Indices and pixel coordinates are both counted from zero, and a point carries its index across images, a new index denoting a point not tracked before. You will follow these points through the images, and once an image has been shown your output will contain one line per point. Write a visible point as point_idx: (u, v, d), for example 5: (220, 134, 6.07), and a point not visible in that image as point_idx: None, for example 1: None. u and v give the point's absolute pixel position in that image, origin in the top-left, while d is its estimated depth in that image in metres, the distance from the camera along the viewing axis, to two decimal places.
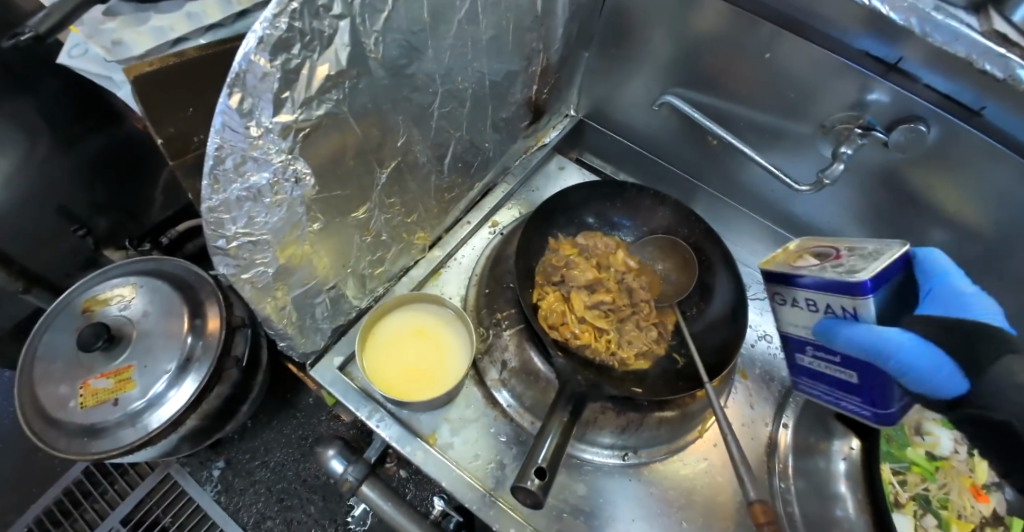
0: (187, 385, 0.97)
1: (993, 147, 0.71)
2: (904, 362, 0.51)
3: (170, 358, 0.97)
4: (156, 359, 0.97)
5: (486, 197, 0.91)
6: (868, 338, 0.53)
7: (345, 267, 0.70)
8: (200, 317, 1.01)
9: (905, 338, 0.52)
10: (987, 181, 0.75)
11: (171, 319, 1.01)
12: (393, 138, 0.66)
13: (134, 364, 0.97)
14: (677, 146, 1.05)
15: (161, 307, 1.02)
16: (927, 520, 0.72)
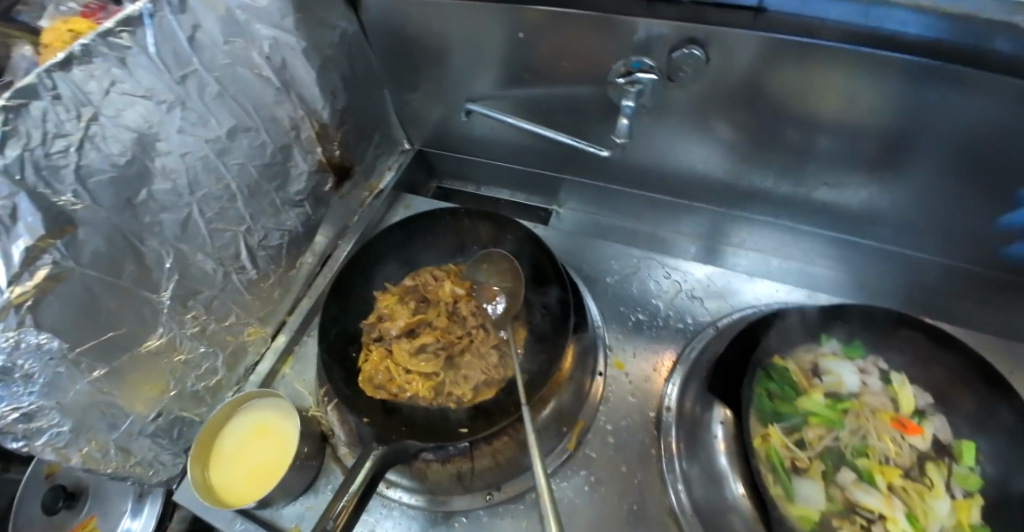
0: (146, 519, 0.96)
1: (805, 44, 0.63)
2: None
3: (125, 497, 0.97)
4: (114, 502, 0.97)
5: (327, 266, 0.90)
6: None
7: (166, 393, 0.71)
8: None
9: None
10: (828, 76, 0.66)
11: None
12: (158, 262, 0.68)
13: (96, 513, 0.96)
14: (514, 141, 0.95)
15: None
16: (844, 476, 0.60)
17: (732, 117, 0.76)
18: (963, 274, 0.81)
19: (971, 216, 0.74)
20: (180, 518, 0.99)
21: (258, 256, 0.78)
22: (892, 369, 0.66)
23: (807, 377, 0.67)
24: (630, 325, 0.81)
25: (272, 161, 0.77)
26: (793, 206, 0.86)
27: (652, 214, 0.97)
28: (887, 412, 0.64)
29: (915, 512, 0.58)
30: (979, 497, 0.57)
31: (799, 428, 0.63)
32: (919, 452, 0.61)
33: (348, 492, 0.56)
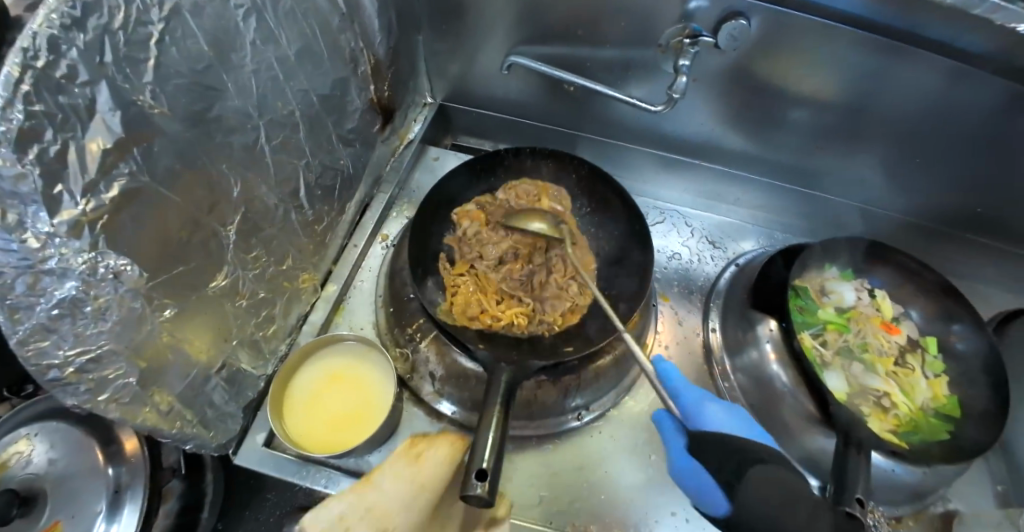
0: (127, 522, 0.71)
1: (822, 24, 0.78)
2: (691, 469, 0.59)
3: (94, 497, 0.72)
4: (84, 502, 0.71)
5: (366, 214, 0.86)
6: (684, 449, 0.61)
7: (228, 340, 0.64)
8: (114, 441, 0.75)
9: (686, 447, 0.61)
10: (828, 55, 0.82)
11: (86, 452, 0.74)
12: (226, 191, 0.60)
13: (59, 521, 0.70)
14: (540, 102, 0.98)
15: (69, 443, 0.74)
16: (856, 366, 0.77)
17: (738, 87, 0.90)
18: (900, 224, 1.04)
19: (912, 174, 0.96)
20: (166, 515, 0.75)
21: (313, 195, 0.73)
22: (875, 288, 0.84)
23: (818, 295, 0.83)
24: (667, 267, 0.91)
25: (333, 93, 0.72)
26: (783, 168, 1.01)
27: (665, 174, 1.05)
28: (878, 318, 0.81)
29: (905, 388, 0.76)
30: (945, 376, 0.77)
31: (821, 332, 0.79)
32: (901, 347, 0.80)
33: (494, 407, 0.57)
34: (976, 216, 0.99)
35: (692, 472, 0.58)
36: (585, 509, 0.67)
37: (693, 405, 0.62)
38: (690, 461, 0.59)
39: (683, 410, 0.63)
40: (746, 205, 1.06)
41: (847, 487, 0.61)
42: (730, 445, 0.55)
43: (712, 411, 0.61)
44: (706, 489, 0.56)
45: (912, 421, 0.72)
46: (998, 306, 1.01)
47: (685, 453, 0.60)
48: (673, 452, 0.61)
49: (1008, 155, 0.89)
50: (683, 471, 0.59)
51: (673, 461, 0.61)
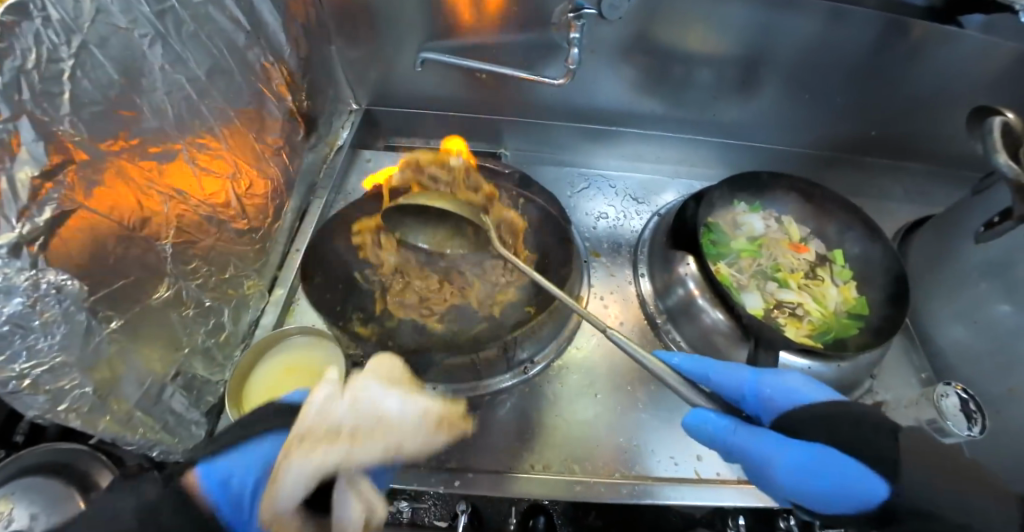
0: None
1: None
2: (796, 470, 0.58)
3: None
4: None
5: (305, 219, 0.91)
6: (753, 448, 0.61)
7: (180, 349, 0.68)
8: (94, 489, 0.66)
9: (778, 445, 0.60)
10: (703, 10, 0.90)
11: (67, 506, 0.64)
12: (156, 208, 0.64)
13: None
14: (457, 94, 1.05)
15: (50, 498, 0.64)
16: (770, 285, 0.84)
17: (637, 53, 0.98)
18: (804, 158, 1.13)
19: (805, 110, 1.05)
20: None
21: (246, 205, 0.78)
22: (782, 216, 0.92)
23: (732, 229, 0.90)
24: (596, 228, 0.97)
25: (250, 106, 0.77)
26: (692, 123, 1.09)
27: (586, 145, 1.12)
28: (786, 241, 0.89)
29: (817, 296, 0.84)
30: (853, 282, 0.85)
31: (735, 260, 0.86)
32: (811, 263, 0.88)
33: None
34: (869, 138, 1.08)
35: (774, 452, 0.60)
36: (543, 453, 0.73)
37: (766, 381, 0.66)
38: (727, 426, 0.62)
39: (762, 399, 0.65)
40: (666, 162, 1.14)
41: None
42: (848, 414, 0.60)
43: (738, 372, 0.68)
44: (761, 458, 0.60)
45: (825, 324, 0.80)
46: (903, 217, 1.10)
47: (723, 423, 0.62)
48: (722, 437, 0.62)
49: (881, 78, 0.98)
50: (747, 443, 0.61)
51: (727, 436, 0.62)
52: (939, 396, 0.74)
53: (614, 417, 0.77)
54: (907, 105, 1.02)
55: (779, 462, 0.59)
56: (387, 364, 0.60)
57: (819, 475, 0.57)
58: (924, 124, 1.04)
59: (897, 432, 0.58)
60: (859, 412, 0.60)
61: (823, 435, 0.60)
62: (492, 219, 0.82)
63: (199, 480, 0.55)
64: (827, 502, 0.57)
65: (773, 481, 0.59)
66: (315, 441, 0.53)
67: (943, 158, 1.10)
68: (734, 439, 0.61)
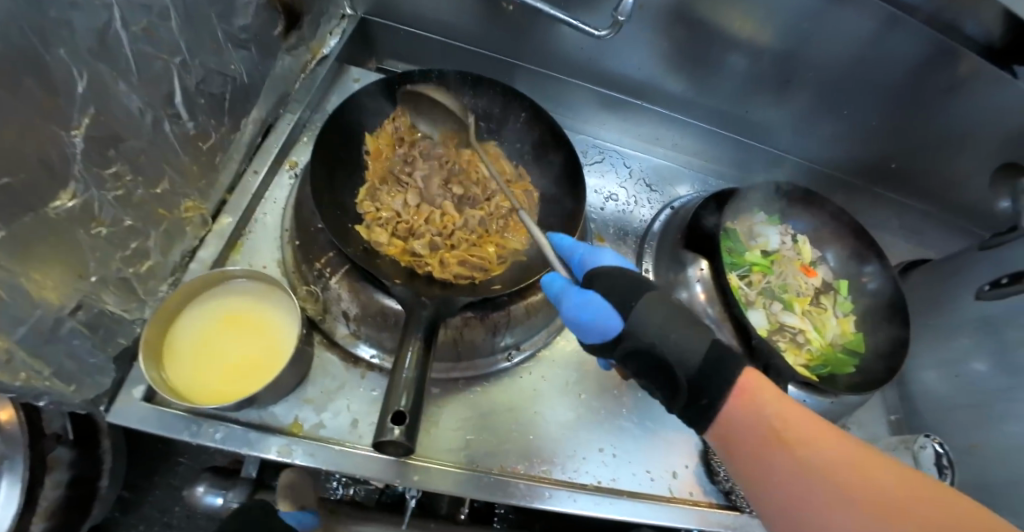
0: (6, 499, 0.61)
1: None
2: (583, 315, 0.54)
3: None
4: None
5: (269, 137, 0.74)
6: (584, 306, 0.55)
7: (86, 277, 0.53)
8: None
9: (576, 303, 0.55)
10: None
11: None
12: (68, 87, 0.46)
13: None
14: (472, 22, 0.89)
15: None
16: (775, 306, 0.79)
17: (684, 21, 0.86)
18: (820, 174, 1.07)
19: (837, 124, 0.98)
20: (55, 486, 0.66)
21: (195, 104, 0.61)
22: (797, 233, 0.87)
23: (746, 239, 0.84)
24: (603, 210, 0.88)
25: None
26: (719, 114, 1.00)
27: (603, 111, 1.00)
28: (797, 261, 0.84)
29: (818, 325, 0.80)
30: (853, 315, 0.82)
31: (747, 273, 0.80)
32: (815, 288, 0.84)
33: (405, 375, 0.51)
34: (888, 168, 1.04)
35: (584, 305, 0.55)
36: (513, 450, 0.65)
37: (587, 256, 0.61)
38: (584, 292, 0.56)
39: (580, 262, 0.61)
40: (683, 151, 1.04)
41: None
42: (626, 277, 0.56)
43: (605, 256, 0.61)
44: (591, 318, 0.54)
45: (822, 356, 0.77)
46: (897, 253, 1.08)
47: (577, 289, 0.57)
48: (566, 296, 0.57)
49: (922, 106, 0.92)
50: (576, 307, 0.55)
51: (566, 300, 0.57)
52: (917, 446, 0.71)
53: (595, 421, 0.70)
54: (931, 140, 0.97)
55: (596, 305, 0.54)
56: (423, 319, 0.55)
57: (607, 315, 0.54)
58: (946, 162, 1.00)
59: (653, 292, 0.54)
60: (640, 283, 0.56)
61: (614, 296, 0.55)
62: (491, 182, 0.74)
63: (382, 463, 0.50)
64: (639, 354, 0.53)
65: (601, 332, 0.54)
66: None
67: (949, 203, 1.07)
68: (566, 307, 0.56)
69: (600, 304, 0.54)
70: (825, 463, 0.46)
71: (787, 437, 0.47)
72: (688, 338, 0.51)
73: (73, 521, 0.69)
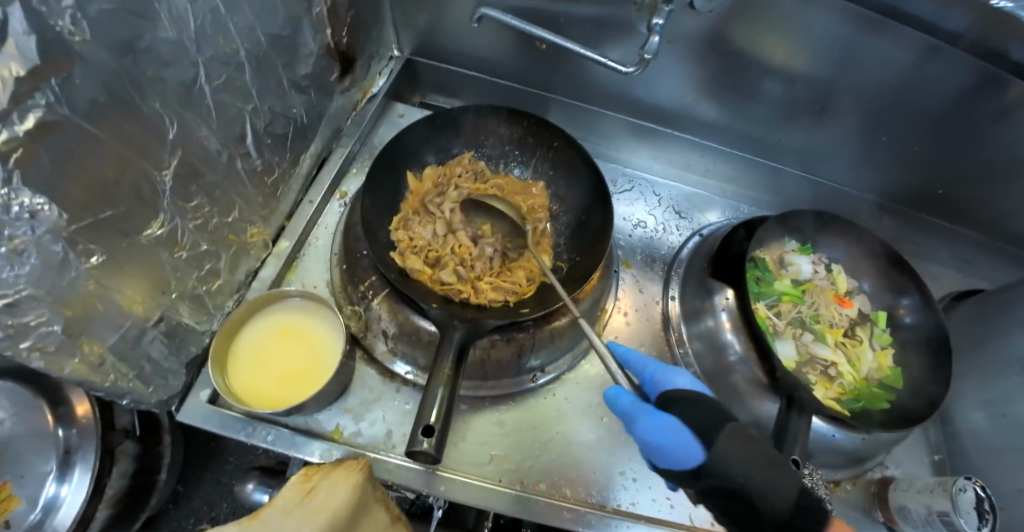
0: (79, 483, 0.70)
1: None
2: (658, 438, 0.56)
3: (47, 457, 0.71)
4: (30, 463, 0.70)
5: (323, 169, 0.82)
6: (663, 434, 0.56)
7: (167, 293, 0.61)
8: (63, 403, 0.72)
9: (650, 424, 0.57)
10: (803, 21, 0.81)
11: (35, 413, 0.71)
12: (160, 131, 0.56)
13: (9, 478, 0.69)
14: (510, 60, 0.96)
15: (16, 402, 0.71)
16: (805, 337, 0.79)
17: (712, 55, 0.89)
18: (862, 201, 1.05)
19: (878, 152, 0.97)
20: (121, 476, 0.75)
21: (262, 143, 0.69)
22: (832, 263, 0.86)
23: (776, 268, 0.84)
24: (632, 237, 0.90)
25: (282, 34, 0.67)
26: (753, 141, 1.01)
27: (636, 142, 1.04)
28: (831, 291, 0.83)
29: (852, 358, 0.79)
30: (892, 349, 0.80)
31: (776, 303, 0.80)
32: (851, 319, 0.82)
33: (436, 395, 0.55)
34: (934, 196, 1.01)
35: (661, 430, 0.56)
36: (534, 468, 0.68)
37: (660, 373, 0.63)
38: (661, 416, 0.57)
39: (652, 382, 0.63)
40: (715, 177, 1.05)
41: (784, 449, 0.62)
42: (705, 405, 0.57)
43: (677, 377, 0.62)
44: (669, 445, 0.55)
45: (854, 389, 0.76)
46: (947, 283, 1.03)
47: (653, 411, 0.58)
48: (640, 417, 0.58)
49: (967, 136, 0.90)
50: (654, 431, 0.56)
51: (639, 422, 0.58)
52: (956, 488, 0.69)
53: (617, 445, 0.71)
54: (979, 169, 0.94)
55: (674, 434, 0.55)
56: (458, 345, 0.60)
57: (689, 446, 0.55)
58: (994, 191, 0.96)
59: (730, 426, 0.55)
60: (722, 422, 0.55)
61: (696, 425, 0.56)
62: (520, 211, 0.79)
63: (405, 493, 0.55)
64: (719, 492, 0.53)
65: (681, 461, 0.55)
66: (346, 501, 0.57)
67: (1002, 233, 1.02)
68: (642, 431, 0.57)
69: (677, 431, 0.55)
70: (778, 510, 0.52)
71: (744, 487, 0.52)
72: (756, 466, 0.53)
73: (130, 507, 0.78)
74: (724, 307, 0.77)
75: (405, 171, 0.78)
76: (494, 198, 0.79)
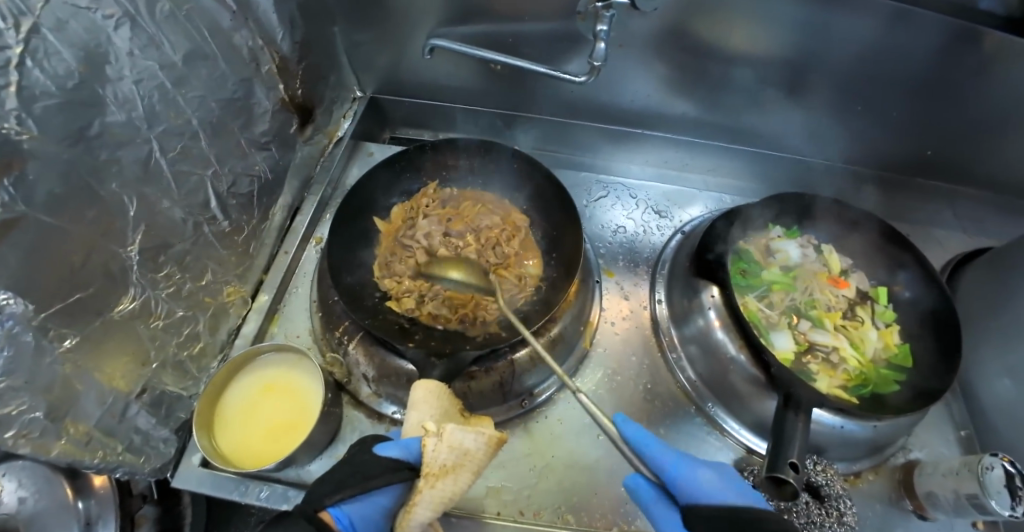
0: None
1: None
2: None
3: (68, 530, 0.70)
4: None
5: (296, 218, 0.83)
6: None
7: (147, 364, 0.62)
8: (81, 475, 0.73)
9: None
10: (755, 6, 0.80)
11: (55, 488, 0.72)
12: (121, 209, 0.58)
13: None
14: (471, 84, 0.96)
15: (36, 479, 0.72)
16: (802, 325, 0.75)
17: (671, 52, 0.88)
18: (850, 174, 1.02)
19: (860, 122, 0.94)
20: None
21: (228, 204, 0.70)
22: (821, 243, 0.83)
23: (764, 256, 0.81)
24: (613, 244, 0.89)
25: (234, 96, 0.69)
26: (727, 130, 0.99)
27: (610, 147, 1.03)
28: (824, 273, 0.80)
29: (855, 341, 0.75)
30: (896, 325, 0.76)
31: (766, 293, 0.77)
32: (850, 300, 0.79)
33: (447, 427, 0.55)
34: (923, 158, 0.97)
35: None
36: (534, 497, 0.66)
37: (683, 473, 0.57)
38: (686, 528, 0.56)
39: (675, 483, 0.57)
40: (694, 170, 1.04)
41: (781, 451, 0.57)
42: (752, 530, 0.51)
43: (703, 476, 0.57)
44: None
45: (861, 374, 0.72)
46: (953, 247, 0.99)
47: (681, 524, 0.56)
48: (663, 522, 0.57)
49: (947, 95, 0.87)
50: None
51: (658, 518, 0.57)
52: (982, 468, 0.65)
53: (617, 461, 0.69)
54: (966, 125, 0.90)
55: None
56: (434, 390, 0.56)
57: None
58: (985, 145, 0.92)
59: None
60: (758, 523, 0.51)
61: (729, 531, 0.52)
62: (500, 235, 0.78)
63: (334, 523, 0.50)
64: None
65: None
66: (438, 475, 0.51)
67: (1003, 185, 0.98)
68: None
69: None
70: None
71: None
72: None
73: None
74: (711, 305, 0.74)
75: (373, 217, 0.78)
76: (468, 217, 0.80)
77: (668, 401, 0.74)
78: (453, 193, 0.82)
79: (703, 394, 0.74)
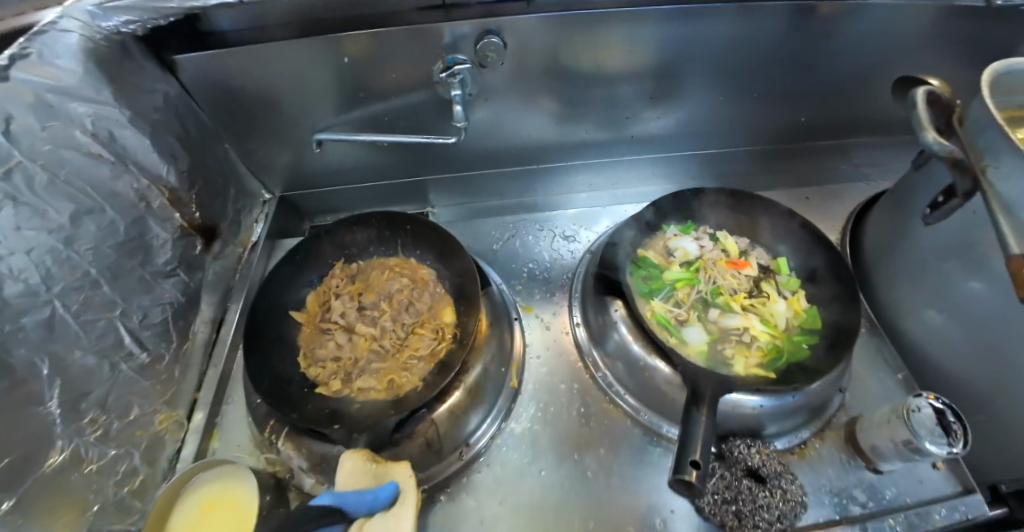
0: None
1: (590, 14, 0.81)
2: None
3: None
4: None
5: (222, 331, 0.87)
6: None
7: (86, 511, 0.65)
8: None
9: None
10: (603, 36, 0.85)
11: None
12: (32, 371, 0.61)
13: None
14: (369, 162, 1.01)
15: None
16: (710, 312, 0.78)
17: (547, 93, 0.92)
18: (738, 155, 1.07)
19: (734, 108, 0.99)
20: None
21: (143, 336, 0.74)
22: (715, 231, 0.87)
23: (664, 257, 0.84)
24: (528, 278, 0.93)
25: (129, 237, 0.73)
26: (617, 145, 1.04)
27: (516, 186, 1.08)
28: (723, 258, 0.83)
29: (765, 316, 0.77)
30: (801, 291, 0.79)
31: (671, 293, 0.80)
32: (754, 278, 0.82)
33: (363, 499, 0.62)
34: (800, 125, 1.03)
35: None
36: None
37: None
38: None
39: None
40: (602, 188, 1.09)
41: (683, 451, 0.59)
42: None
43: None
44: None
45: (775, 347, 0.73)
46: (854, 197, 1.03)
47: None
48: None
49: (801, 65, 0.92)
50: None
51: None
52: (908, 410, 0.65)
53: (564, 492, 0.70)
54: (826, 86, 0.95)
55: None
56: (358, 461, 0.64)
57: None
58: (851, 97, 0.98)
59: None
60: None
61: None
62: (411, 293, 0.82)
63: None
64: None
65: None
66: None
67: (884, 125, 1.03)
68: None
69: None
70: None
71: None
72: None
73: None
74: (620, 321, 0.75)
75: (290, 312, 0.81)
76: (377, 284, 0.84)
77: (602, 419, 0.76)
78: (361, 267, 0.87)
79: (633, 404, 0.76)
